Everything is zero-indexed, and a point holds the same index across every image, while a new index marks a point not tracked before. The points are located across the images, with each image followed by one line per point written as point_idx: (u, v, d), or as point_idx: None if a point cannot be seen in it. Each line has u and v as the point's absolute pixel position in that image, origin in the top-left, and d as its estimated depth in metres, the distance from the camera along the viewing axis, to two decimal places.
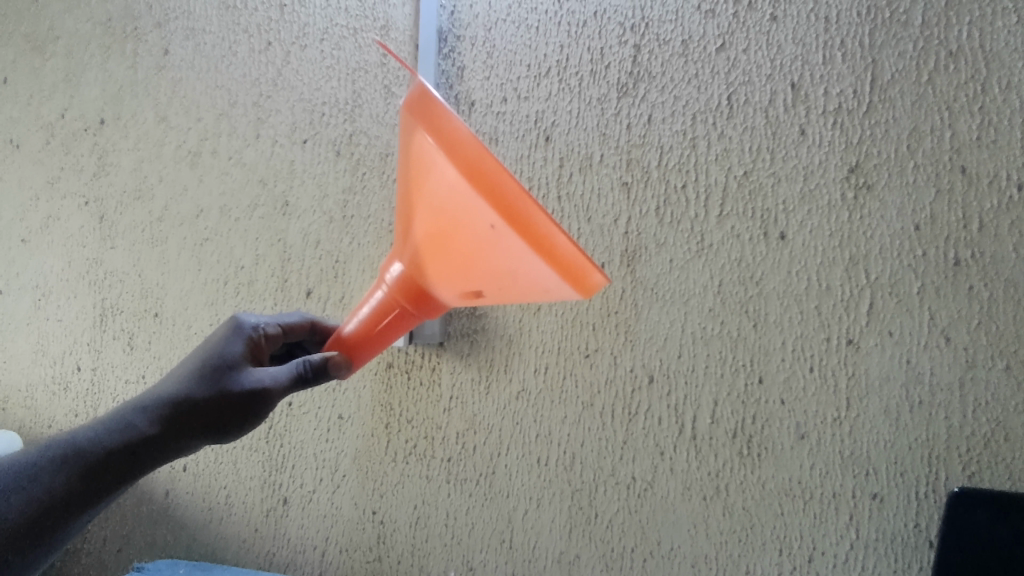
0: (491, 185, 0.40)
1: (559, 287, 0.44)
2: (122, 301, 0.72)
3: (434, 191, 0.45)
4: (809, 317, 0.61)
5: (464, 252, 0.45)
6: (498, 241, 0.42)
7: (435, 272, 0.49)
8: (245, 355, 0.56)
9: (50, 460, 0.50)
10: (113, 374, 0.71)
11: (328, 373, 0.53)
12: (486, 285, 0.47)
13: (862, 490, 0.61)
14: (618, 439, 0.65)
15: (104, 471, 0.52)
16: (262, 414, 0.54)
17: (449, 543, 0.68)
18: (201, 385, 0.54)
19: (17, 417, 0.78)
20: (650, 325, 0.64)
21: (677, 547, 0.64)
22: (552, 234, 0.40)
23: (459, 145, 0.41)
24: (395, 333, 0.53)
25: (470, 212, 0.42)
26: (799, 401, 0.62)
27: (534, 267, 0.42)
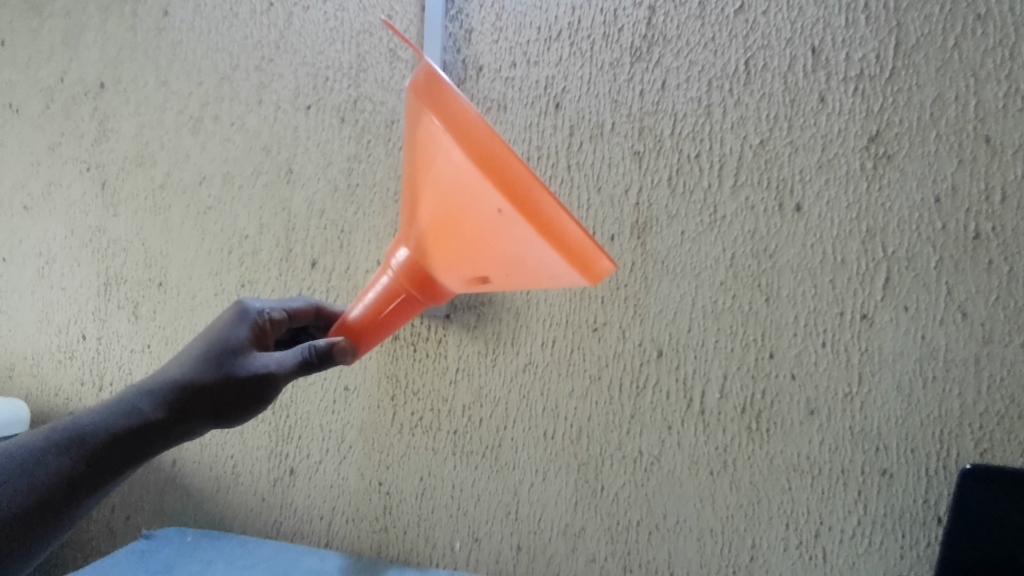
0: (499, 169, 0.39)
1: (568, 274, 0.43)
2: (126, 270, 0.71)
3: (444, 174, 0.44)
4: (823, 292, 0.60)
5: (473, 237, 0.45)
6: (506, 227, 0.41)
7: (444, 256, 0.48)
8: (250, 339, 0.56)
9: (61, 442, 0.51)
10: (118, 344, 0.71)
11: (332, 359, 0.52)
12: (496, 269, 0.47)
13: (871, 466, 0.61)
14: (626, 414, 0.65)
15: (115, 453, 0.52)
16: (266, 398, 0.54)
17: (455, 514, 0.69)
18: (207, 369, 0.54)
19: (24, 385, 0.78)
20: (659, 298, 0.63)
21: (682, 521, 0.65)
22: (557, 219, 0.39)
23: (467, 128, 0.40)
24: (404, 317, 0.54)
25: (477, 197, 0.42)
26: (810, 376, 0.61)
27: (544, 254, 0.41)
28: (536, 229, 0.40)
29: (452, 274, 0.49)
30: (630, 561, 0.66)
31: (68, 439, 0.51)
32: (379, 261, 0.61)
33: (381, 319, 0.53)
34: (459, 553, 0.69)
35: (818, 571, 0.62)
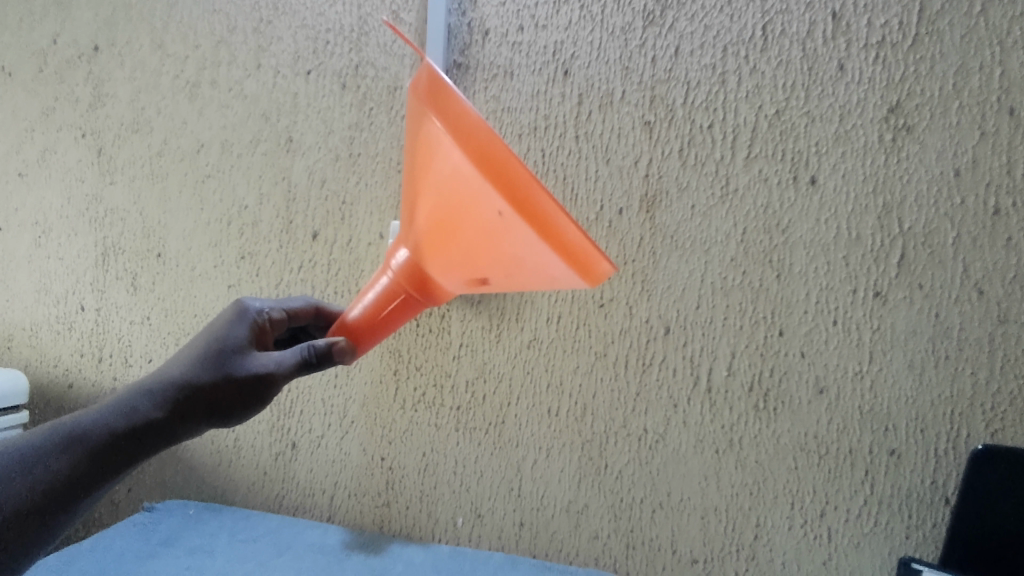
0: (501, 169, 0.37)
1: (566, 277, 0.41)
2: (124, 240, 0.68)
3: (441, 176, 0.42)
4: (836, 268, 0.58)
5: (470, 241, 0.42)
6: (507, 230, 0.39)
7: (441, 261, 0.45)
8: (249, 336, 0.52)
9: (46, 445, 0.45)
10: (117, 316, 0.69)
11: (331, 359, 0.48)
12: (494, 275, 0.44)
13: (879, 446, 0.60)
14: (631, 391, 0.64)
15: (104, 459, 0.46)
16: (265, 397, 0.50)
17: (457, 490, 0.68)
18: (202, 366, 0.50)
19: (23, 357, 0.74)
20: (668, 274, 0.61)
21: (686, 499, 0.64)
22: (557, 220, 0.37)
23: (467, 127, 0.38)
24: (398, 322, 0.50)
25: (475, 199, 0.39)
26: (820, 354, 0.60)
27: (545, 257, 0.39)
28: (538, 231, 0.37)
29: (448, 280, 0.46)
30: (633, 539, 0.65)
31: (53, 443, 0.45)
32: (381, 233, 0.60)
33: (375, 324, 0.49)
34: (461, 529, 0.68)
35: (822, 550, 0.62)
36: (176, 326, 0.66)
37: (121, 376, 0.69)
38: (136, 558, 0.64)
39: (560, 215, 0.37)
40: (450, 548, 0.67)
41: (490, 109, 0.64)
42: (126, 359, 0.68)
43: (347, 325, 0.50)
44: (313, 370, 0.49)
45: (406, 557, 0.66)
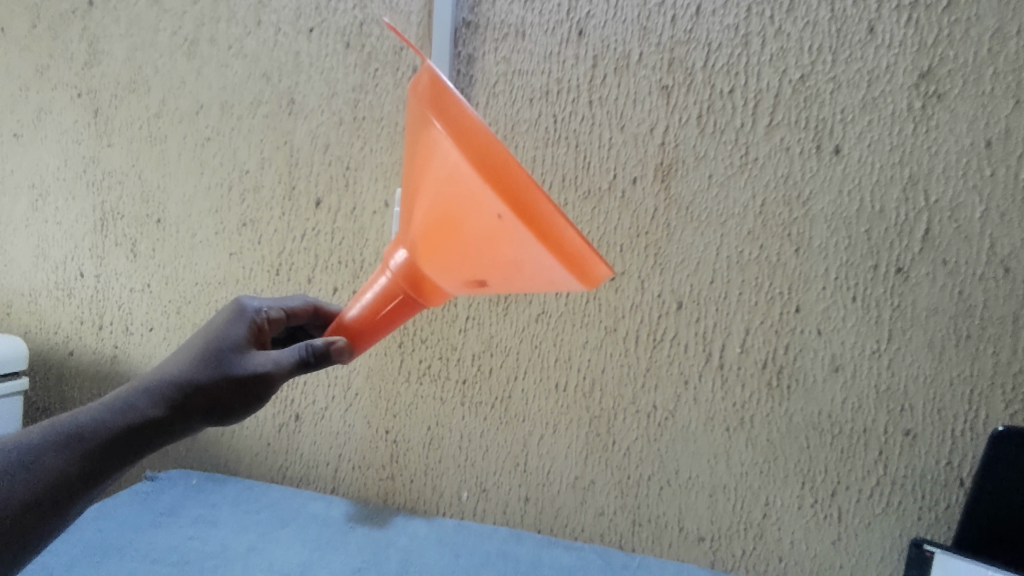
0: (500, 170, 0.34)
1: (562, 280, 0.39)
2: (122, 204, 0.66)
3: (438, 174, 0.39)
4: (857, 243, 0.56)
5: (468, 243, 0.40)
6: (507, 234, 0.36)
7: (440, 261, 0.43)
8: (249, 335, 0.50)
9: (45, 442, 0.42)
10: (117, 282, 0.67)
11: (327, 358, 0.46)
12: (494, 277, 0.41)
13: (894, 426, 0.59)
14: (641, 367, 0.62)
15: (103, 458, 0.43)
16: (262, 396, 0.48)
17: (462, 464, 0.67)
18: (202, 363, 0.47)
19: (23, 323, 0.73)
20: (682, 247, 0.59)
21: (695, 477, 0.63)
22: (556, 227, 0.34)
23: (464, 126, 0.35)
24: (396, 322, 0.48)
25: (475, 200, 0.36)
26: (837, 331, 0.58)
27: (545, 261, 0.37)
28: (538, 236, 0.35)
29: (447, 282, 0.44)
30: (639, 515, 0.65)
31: (52, 439, 0.42)
32: (386, 201, 0.58)
33: (373, 323, 0.47)
34: (466, 503, 0.68)
35: (832, 529, 0.61)
36: (176, 294, 0.65)
37: (121, 345, 0.67)
38: (139, 526, 0.63)
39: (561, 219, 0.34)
40: (455, 522, 0.67)
41: (501, 70, 0.61)
42: (126, 326, 0.67)
43: (345, 325, 0.48)
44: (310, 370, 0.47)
45: (411, 531, 0.65)
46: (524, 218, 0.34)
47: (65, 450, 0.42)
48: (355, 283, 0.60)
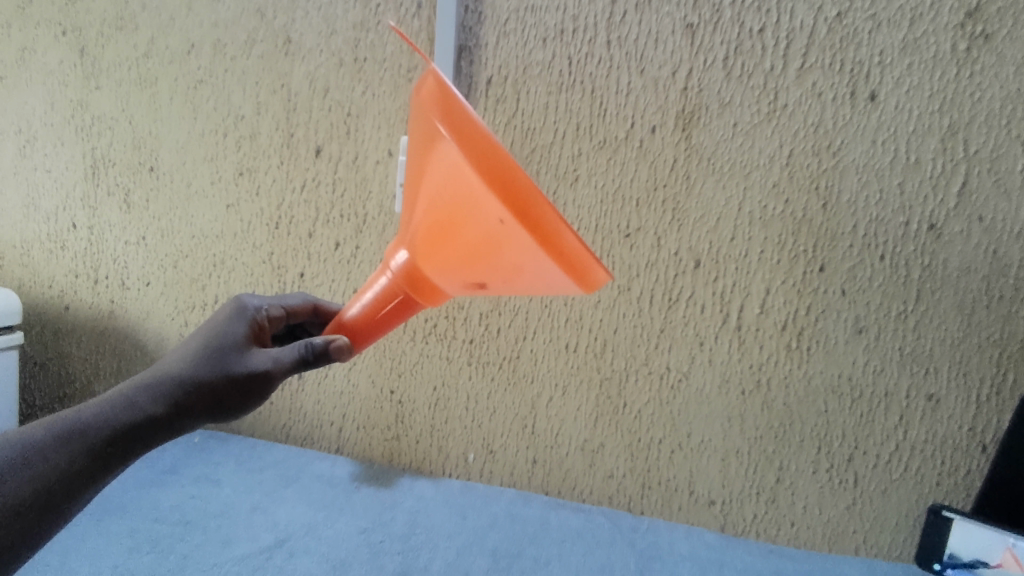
0: (500, 173, 0.31)
1: (560, 285, 0.36)
2: (114, 151, 0.63)
3: (434, 173, 0.36)
4: (889, 197, 0.53)
5: (463, 247, 0.36)
6: (506, 240, 0.33)
7: (436, 264, 0.40)
8: (248, 332, 0.47)
9: (35, 440, 0.38)
10: (111, 235, 0.64)
11: (327, 357, 0.43)
12: (493, 282, 0.38)
13: (917, 391, 0.56)
14: (655, 328, 0.60)
15: (99, 457, 0.39)
16: (263, 392, 0.45)
17: (469, 426, 0.66)
18: (201, 359, 0.44)
19: (14, 277, 0.69)
20: (702, 201, 0.56)
21: (707, 441, 0.61)
22: (555, 229, 0.31)
23: (462, 125, 0.32)
24: (390, 326, 0.44)
25: (471, 202, 0.33)
26: (862, 292, 0.56)
27: (545, 269, 0.34)
28: (534, 240, 0.32)
29: (443, 286, 0.41)
30: (649, 479, 0.63)
31: (43, 437, 0.38)
32: (390, 151, 0.55)
33: (368, 325, 0.43)
34: (472, 465, 0.67)
35: (847, 494, 0.60)
36: (172, 247, 0.63)
37: (118, 300, 0.65)
38: (140, 485, 0.62)
39: (563, 227, 0.31)
40: (461, 484, 0.66)
41: (512, 7, 0.56)
42: (122, 281, 0.65)
43: (341, 326, 0.44)
44: (309, 368, 0.44)
45: (417, 492, 0.64)
46: (525, 224, 0.31)
47: (57, 448, 0.38)
48: (357, 238, 0.58)
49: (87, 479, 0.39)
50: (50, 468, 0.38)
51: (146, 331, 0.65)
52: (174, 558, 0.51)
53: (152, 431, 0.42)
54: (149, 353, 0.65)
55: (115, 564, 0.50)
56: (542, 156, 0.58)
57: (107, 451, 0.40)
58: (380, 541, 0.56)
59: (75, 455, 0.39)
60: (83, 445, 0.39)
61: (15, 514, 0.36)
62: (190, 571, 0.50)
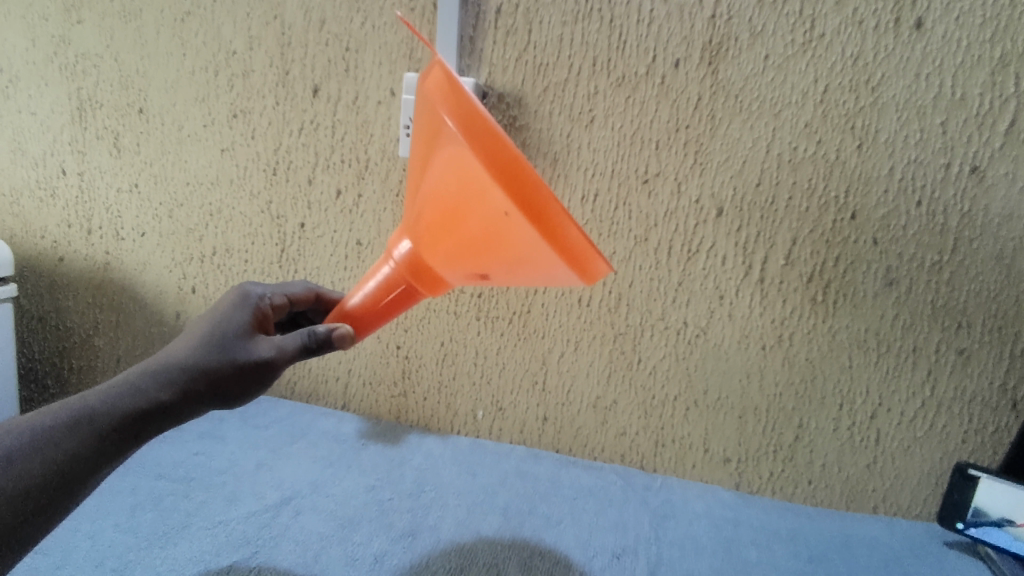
0: (507, 166, 0.30)
1: (561, 277, 0.36)
2: (100, 92, 0.59)
3: (435, 164, 0.35)
4: (929, 137, 0.50)
5: (464, 240, 0.36)
6: (511, 233, 0.33)
7: (434, 256, 0.39)
8: (252, 317, 0.44)
9: (36, 425, 0.36)
10: (102, 182, 0.62)
11: (329, 345, 0.41)
12: (494, 274, 0.38)
13: (947, 346, 0.54)
14: (672, 281, 0.57)
15: (103, 444, 0.37)
16: (268, 378, 0.42)
17: (478, 382, 0.64)
18: (204, 343, 0.41)
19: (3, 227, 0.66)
20: (727, 143, 0.52)
21: (724, 397, 0.59)
22: (561, 224, 0.31)
23: (466, 117, 0.31)
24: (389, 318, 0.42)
25: (474, 196, 0.33)
26: (895, 241, 0.52)
27: (547, 261, 0.33)
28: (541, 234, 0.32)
29: (442, 279, 0.40)
30: (663, 437, 0.62)
31: (45, 422, 0.36)
32: (392, 90, 0.52)
33: (368, 315, 0.42)
34: (481, 422, 0.65)
35: (868, 452, 0.58)
36: (167, 195, 0.60)
37: (113, 251, 0.63)
38: None
39: (566, 220, 0.31)
40: (470, 441, 0.65)
41: None
42: (117, 231, 0.63)
43: (344, 313, 0.42)
44: (312, 355, 0.42)
45: (425, 449, 0.63)
46: (532, 217, 0.31)
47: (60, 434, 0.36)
48: (359, 185, 0.55)
49: (90, 467, 0.37)
50: (56, 453, 0.35)
51: (142, 284, 0.63)
52: (178, 515, 0.50)
53: (155, 417, 0.39)
54: (147, 307, 0.64)
55: (117, 521, 0.49)
56: (555, 95, 0.54)
57: (111, 438, 0.37)
58: (389, 499, 0.55)
59: (78, 441, 0.36)
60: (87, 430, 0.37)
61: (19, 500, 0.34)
62: (194, 528, 0.48)
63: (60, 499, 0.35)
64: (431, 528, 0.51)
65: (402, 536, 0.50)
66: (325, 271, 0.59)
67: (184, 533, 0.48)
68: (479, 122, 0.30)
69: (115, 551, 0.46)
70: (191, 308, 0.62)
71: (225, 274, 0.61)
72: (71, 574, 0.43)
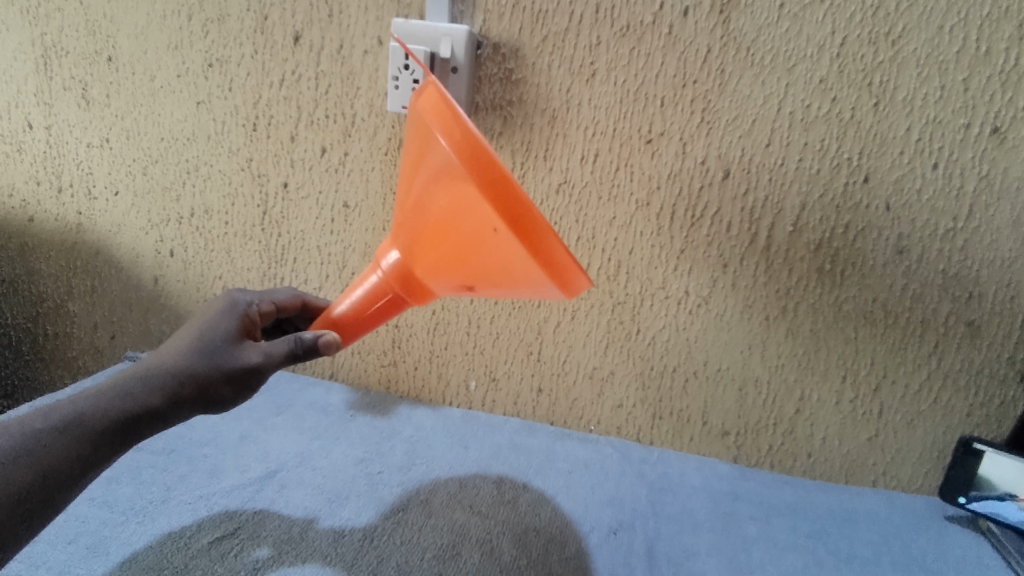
0: (496, 183, 0.30)
1: (543, 292, 0.35)
2: (65, 38, 0.56)
3: (424, 175, 0.34)
4: (950, 95, 0.47)
5: (449, 253, 0.35)
6: (496, 247, 0.32)
7: (419, 267, 0.38)
8: (240, 323, 0.42)
9: (26, 428, 0.34)
10: (71, 136, 0.58)
11: (315, 352, 0.39)
12: (478, 287, 0.37)
13: (957, 317, 0.52)
14: (675, 248, 0.54)
15: (96, 448, 0.35)
16: (256, 386, 0.40)
17: (470, 352, 0.61)
18: (191, 350, 0.39)
19: None
20: (736, 100, 0.49)
21: (725, 370, 0.57)
22: (546, 240, 0.31)
23: (459, 136, 0.30)
24: (374, 325, 0.41)
25: (463, 210, 0.32)
26: (908, 207, 0.50)
27: (531, 275, 0.33)
28: (526, 249, 0.31)
29: (427, 289, 0.39)
30: (661, 409, 0.60)
31: (34, 425, 0.34)
32: (379, 39, 0.49)
33: (354, 322, 0.40)
34: (474, 393, 0.63)
35: (870, 426, 0.56)
36: (141, 152, 0.57)
37: (86, 211, 0.60)
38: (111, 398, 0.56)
39: (551, 236, 0.31)
40: (462, 413, 0.63)
41: None
42: (89, 189, 0.59)
43: (330, 322, 0.41)
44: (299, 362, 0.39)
45: (416, 420, 0.61)
46: (518, 232, 0.30)
47: (53, 438, 0.34)
48: (345, 143, 0.52)
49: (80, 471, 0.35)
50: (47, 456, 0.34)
51: (117, 247, 0.60)
52: (157, 489, 0.48)
53: (144, 424, 0.37)
54: (123, 271, 0.61)
55: (92, 495, 0.47)
56: (554, 46, 0.51)
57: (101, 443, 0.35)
58: (379, 472, 0.53)
59: (70, 446, 0.34)
60: (79, 435, 0.35)
61: (10, 504, 0.32)
62: (174, 503, 0.46)
63: (50, 504, 0.33)
64: (422, 502, 0.49)
65: (392, 511, 0.48)
66: (310, 234, 0.56)
67: (163, 508, 0.46)
68: (470, 140, 0.30)
69: (89, 527, 0.43)
70: (170, 273, 0.60)
71: (205, 236, 0.58)
72: (43, 550, 0.41)
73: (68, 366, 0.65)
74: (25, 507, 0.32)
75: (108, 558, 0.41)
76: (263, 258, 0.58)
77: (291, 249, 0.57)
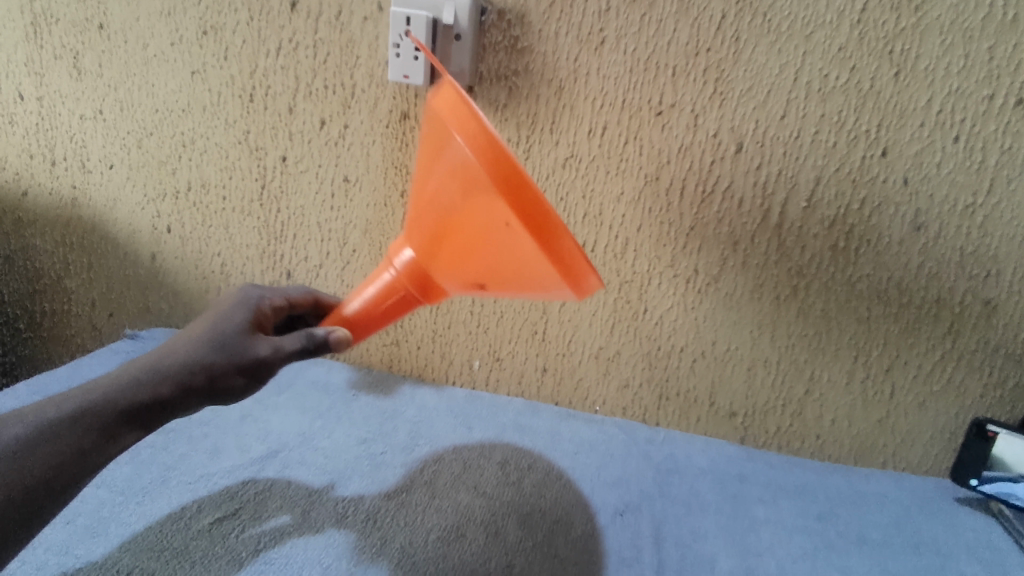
0: (510, 180, 0.28)
1: (555, 290, 0.34)
2: (55, 4, 0.54)
3: (435, 173, 0.33)
4: (975, 64, 0.45)
5: (454, 248, 0.34)
6: (510, 247, 0.31)
7: (429, 263, 0.37)
8: (254, 315, 0.40)
9: (40, 418, 0.33)
10: (63, 108, 0.57)
11: (327, 348, 0.38)
12: (491, 286, 0.36)
13: (973, 296, 0.50)
14: (684, 225, 0.53)
15: (108, 439, 0.34)
16: (267, 378, 0.39)
17: (474, 331, 0.60)
18: (205, 340, 0.38)
19: None
20: (751, 69, 0.47)
21: (733, 350, 0.56)
22: (560, 238, 0.29)
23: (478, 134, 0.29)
24: (386, 323, 0.40)
25: (476, 209, 0.31)
26: (926, 182, 0.48)
27: (543, 274, 0.32)
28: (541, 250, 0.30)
29: (439, 288, 0.38)
30: (667, 389, 0.59)
31: (48, 414, 0.33)
32: (380, 4, 0.47)
33: (366, 319, 0.40)
34: (478, 373, 0.62)
35: (880, 407, 0.55)
36: (135, 124, 0.56)
37: (81, 185, 0.59)
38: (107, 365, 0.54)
39: (565, 235, 0.30)
40: (466, 393, 0.61)
41: None
42: (83, 163, 0.58)
43: (340, 319, 0.40)
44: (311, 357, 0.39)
45: (419, 400, 0.60)
46: (534, 232, 0.29)
47: (65, 429, 0.33)
48: (345, 115, 0.51)
49: (93, 464, 0.34)
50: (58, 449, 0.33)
51: (113, 222, 0.59)
52: (156, 469, 0.47)
53: (156, 416, 0.36)
54: (120, 247, 0.60)
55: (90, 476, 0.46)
56: (562, 12, 0.49)
57: (113, 434, 0.35)
58: (382, 452, 0.52)
59: (77, 441, 0.33)
60: (91, 425, 0.34)
61: (20, 497, 0.31)
62: (173, 483, 0.46)
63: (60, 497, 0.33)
64: (426, 483, 0.49)
65: (395, 492, 0.47)
66: (310, 210, 0.55)
67: (163, 489, 0.45)
68: (483, 137, 0.28)
69: (88, 507, 0.43)
70: (167, 249, 0.59)
71: (202, 211, 0.57)
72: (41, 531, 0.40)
73: (66, 344, 0.64)
74: (37, 498, 0.32)
75: (107, 538, 0.40)
76: (262, 235, 0.56)
77: (291, 225, 0.56)
